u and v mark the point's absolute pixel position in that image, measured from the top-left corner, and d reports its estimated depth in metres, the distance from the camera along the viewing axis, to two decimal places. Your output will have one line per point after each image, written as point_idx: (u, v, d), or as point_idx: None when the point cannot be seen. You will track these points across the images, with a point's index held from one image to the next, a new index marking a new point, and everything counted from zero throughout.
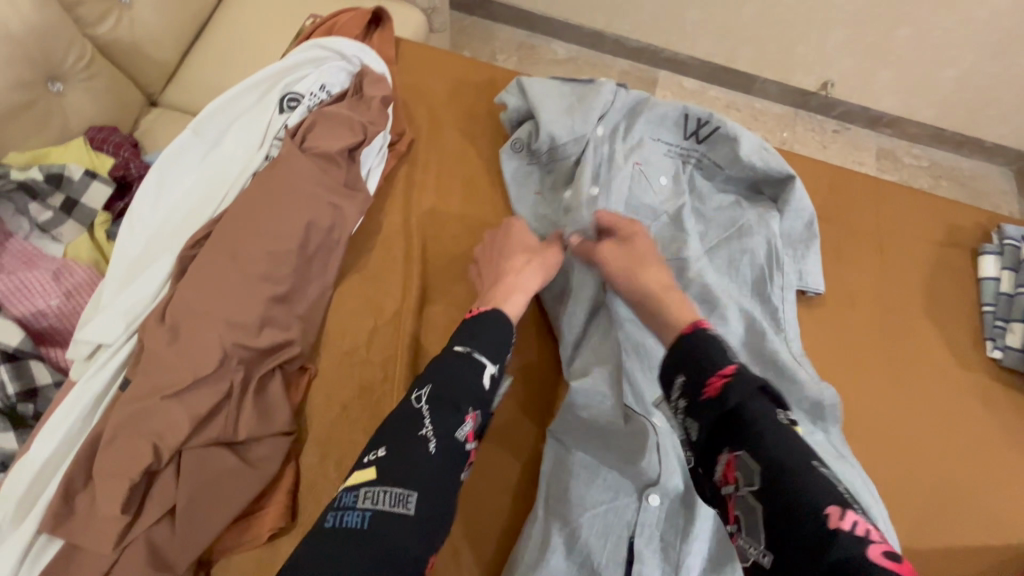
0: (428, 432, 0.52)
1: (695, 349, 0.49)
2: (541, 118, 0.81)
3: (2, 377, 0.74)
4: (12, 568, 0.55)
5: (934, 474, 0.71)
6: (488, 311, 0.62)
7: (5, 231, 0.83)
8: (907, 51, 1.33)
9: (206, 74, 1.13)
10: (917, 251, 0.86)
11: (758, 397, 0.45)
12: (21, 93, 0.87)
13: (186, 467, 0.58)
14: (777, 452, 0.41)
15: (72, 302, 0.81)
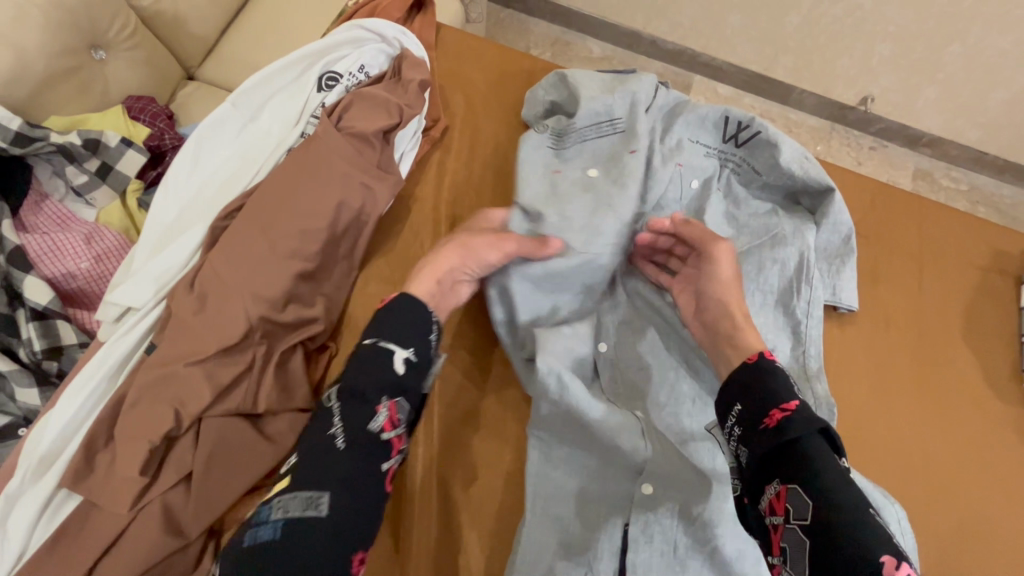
0: (336, 431, 0.52)
1: (757, 382, 0.56)
2: (580, 95, 0.81)
3: (30, 335, 0.76)
4: (32, 518, 0.56)
5: (961, 507, 0.69)
6: (396, 299, 0.61)
7: (41, 192, 0.85)
8: (957, 71, 1.28)
9: (244, 51, 1.15)
10: (956, 275, 0.83)
11: (818, 441, 0.52)
12: (65, 58, 0.88)
13: (205, 435, 0.59)
14: (836, 494, 0.48)
15: (101, 266, 0.83)
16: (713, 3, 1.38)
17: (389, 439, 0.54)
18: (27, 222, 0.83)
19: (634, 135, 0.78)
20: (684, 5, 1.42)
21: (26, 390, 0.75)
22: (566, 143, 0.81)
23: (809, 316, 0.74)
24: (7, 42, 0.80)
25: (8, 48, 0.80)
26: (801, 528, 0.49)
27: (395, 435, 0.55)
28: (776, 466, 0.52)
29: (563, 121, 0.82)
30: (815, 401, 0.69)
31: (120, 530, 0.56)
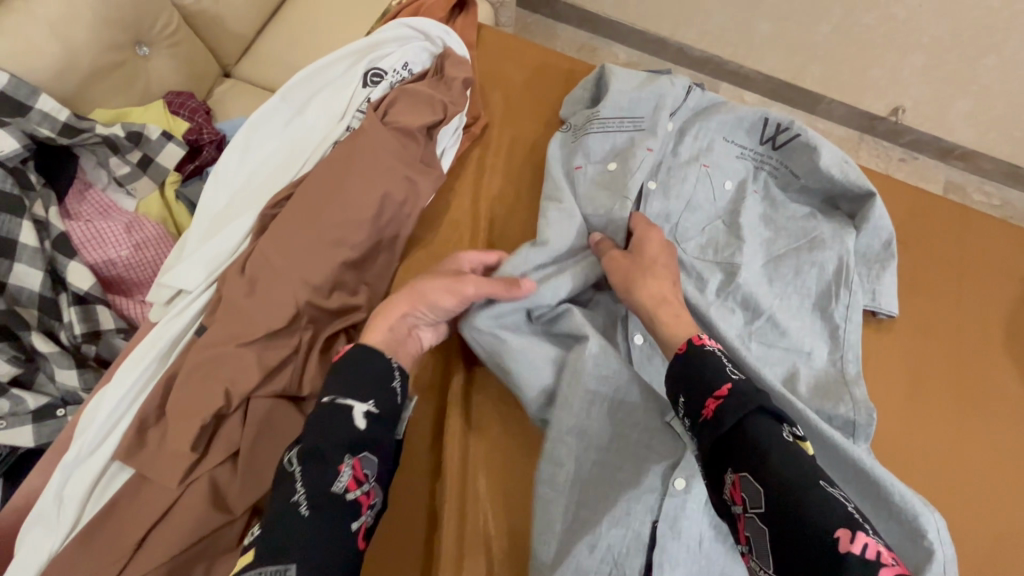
0: (298, 496, 0.49)
1: (691, 371, 0.56)
2: (612, 89, 0.83)
3: (71, 318, 0.79)
4: (87, 489, 0.58)
5: (1001, 519, 0.67)
6: (351, 349, 0.59)
7: (85, 181, 0.89)
8: (993, 83, 1.27)
9: (280, 51, 1.18)
10: (994, 286, 0.81)
11: (759, 419, 0.50)
12: (112, 54, 0.92)
13: (253, 414, 0.60)
14: (784, 471, 0.46)
15: (140, 255, 0.86)
16: (743, 11, 1.38)
17: (354, 498, 0.51)
18: (72, 210, 0.87)
19: (649, 134, 0.80)
20: (713, 12, 1.43)
21: (65, 371, 0.77)
22: (585, 131, 0.83)
23: (847, 320, 0.74)
24: (57, 37, 0.84)
25: (59, 40, 0.84)
26: (759, 515, 0.46)
27: (362, 492, 0.52)
28: (726, 455, 0.50)
29: (588, 112, 0.84)
30: (854, 404, 0.68)
31: (169, 503, 0.57)
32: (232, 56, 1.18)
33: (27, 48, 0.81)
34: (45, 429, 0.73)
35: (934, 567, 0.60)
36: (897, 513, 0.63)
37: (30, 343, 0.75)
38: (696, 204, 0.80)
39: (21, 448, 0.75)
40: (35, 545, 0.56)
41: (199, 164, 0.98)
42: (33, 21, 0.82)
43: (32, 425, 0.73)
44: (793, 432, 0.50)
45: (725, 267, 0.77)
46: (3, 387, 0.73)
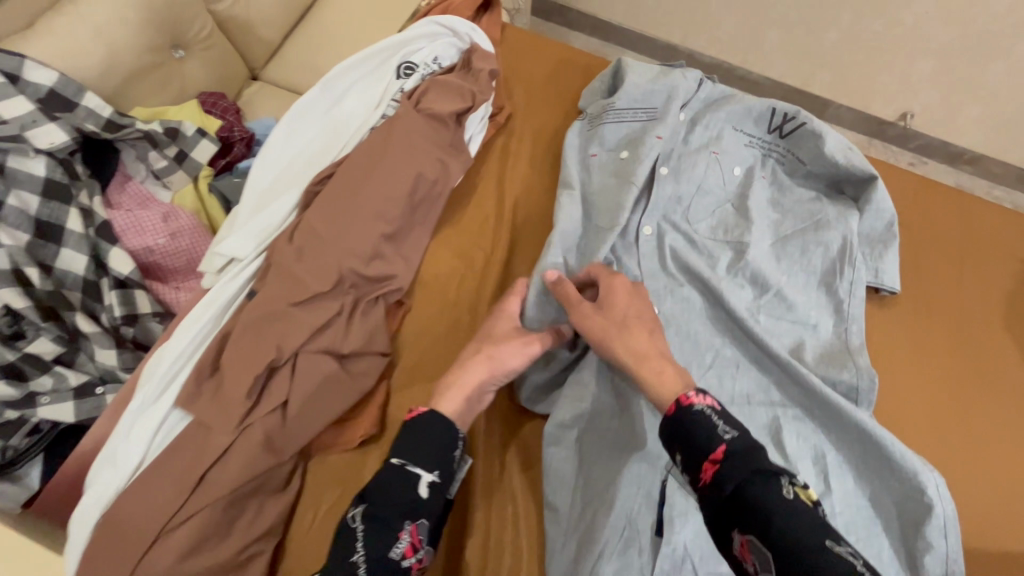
0: (358, 559, 0.50)
1: (682, 436, 0.53)
2: (627, 81, 0.89)
3: (111, 301, 0.83)
4: (151, 433, 0.64)
5: (1002, 482, 0.71)
6: (423, 413, 0.58)
7: (125, 174, 0.94)
8: (999, 88, 1.31)
9: (306, 54, 1.26)
10: (996, 267, 0.85)
11: (757, 480, 0.47)
12: (152, 55, 0.99)
13: (300, 368, 0.66)
14: (789, 536, 0.43)
15: (175, 244, 0.90)
16: (753, 19, 1.44)
17: (409, 564, 0.53)
18: (113, 201, 0.92)
19: (661, 122, 0.85)
20: (723, 20, 1.49)
21: (106, 350, 0.81)
22: (601, 120, 0.88)
23: (851, 295, 0.78)
24: (103, 39, 0.91)
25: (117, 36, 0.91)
26: None
27: (416, 557, 0.53)
28: (730, 517, 0.47)
29: (604, 103, 0.90)
30: (855, 372, 0.72)
31: (225, 448, 0.63)
32: (259, 62, 1.26)
33: (78, 48, 0.89)
34: (85, 405, 0.76)
35: (934, 522, 0.64)
36: (898, 472, 0.67)
37: (75, 322, 0.80)
38: (706, 187, 0.85)
39: (61, 428, 0.75)
40: (102, 483, 0.62)
41: (230, 160, 1.05)
42: (81, 22, 0.89)
43: (73, 400, 0.75)
44: (794, 484, 0.47)
45: (735, 246, 0.82)
46: (48, 363, 0.77)
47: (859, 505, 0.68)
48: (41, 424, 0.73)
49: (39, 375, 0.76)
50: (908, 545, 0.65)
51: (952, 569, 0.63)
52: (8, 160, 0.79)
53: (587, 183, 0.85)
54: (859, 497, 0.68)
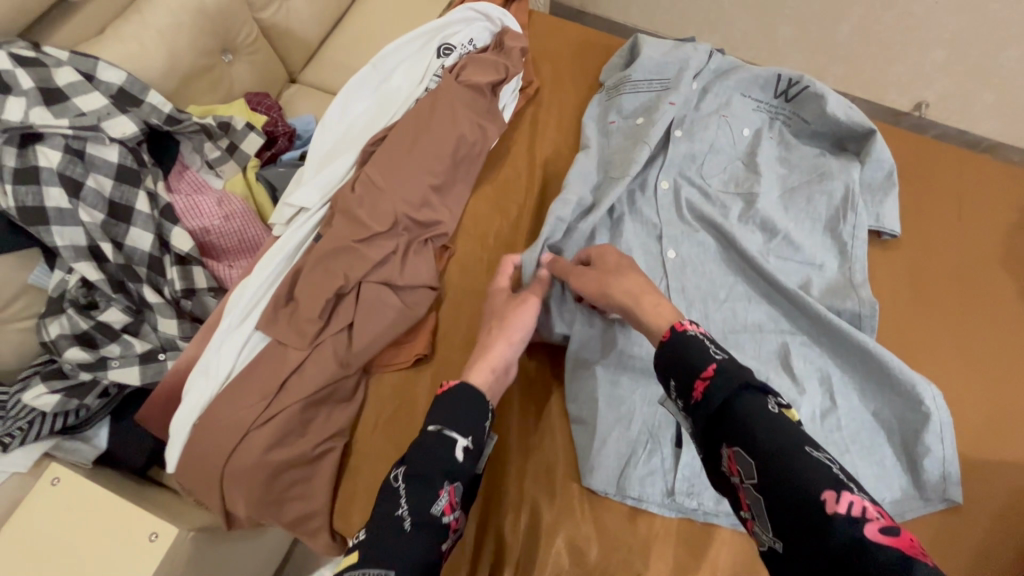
0: (403, 512, 0.50)
1: (674, 357, 0.53)
2: (643, 53, 0.98)
3: (173, 277, 0.94)
4: (237, 351, 0.75)
5: (1000, 400, 0.78)
6: (454, 386, 0.60)
7: (183, 164, 1.02)
8: (1012, 74, 1.38)
9: (344, 53, 1.34)
10: (996, 215, 0.92)
11: (745, 395, 0.47)
12: (205, 58, 1.07)
13: (363, 294, 0.76)
14: (769, 442, 0.43)
15: (229, 224, 0.99)
16: (766, 15, 1.52)
17: (449, 522, 0.52)
18: (172, 187, 1.00)
19: (674, 90, 0.94)
20: (737, 18, 1.56)
21: (167, 320, 0.92)
22: (620, 90, 0.97)
23: (854, 237, 0.85)
24: (165, 41, 1.00)
25: (190, 31, 1.03)
26: (754, 487, 0.43)
27: (452, 517, 0.53)
28: (718, 430, 0.47)
29: (621, 75, 0.99)
30: (859, 302, 0.80)
31: (301, 361, 0.73)
32: (298, 64, 1.33)
33: (141, 50, 0.97)
34: (149, 369, 0.87)
35: (931, 429, 0.71)
36: (898, 388, 0.74)
37: (141, 295, 0.91)
38: (718, 146, 0.94)
39: (127, 391, 0.91)
40: (198, 392, 0.73)
41: (274, 152, 1.14)
42: (146, 27, 0.98)
43: (138, 365, 0.86)
44: (779, 403, 0.46)
45: (745, 197, 0.90)
46: (116, 332, 0.88)
47: (864, 419, 0.75)
48: (110, 389, 0.88)
49: (108, 343, 0.87)
50: (908, 453, 0.73)
51: (948, 470, 0.70)
52: (85, 148, 0.88)
53: (608, 145, 0.94)
54: (863, 413, 0.75)
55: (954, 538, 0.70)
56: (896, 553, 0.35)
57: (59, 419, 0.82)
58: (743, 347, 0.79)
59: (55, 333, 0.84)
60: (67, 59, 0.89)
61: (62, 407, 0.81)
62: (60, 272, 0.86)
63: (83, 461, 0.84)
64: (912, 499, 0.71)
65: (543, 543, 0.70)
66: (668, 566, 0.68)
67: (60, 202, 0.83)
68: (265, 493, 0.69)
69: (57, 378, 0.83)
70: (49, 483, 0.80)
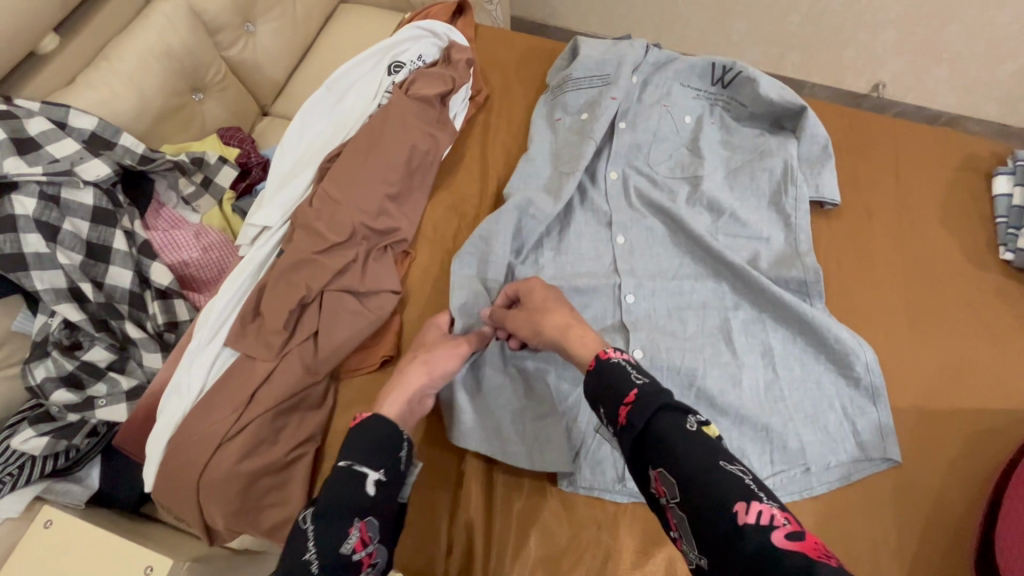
0: (311, 555, 0.50)
1: (600, 386, 0.56)
2: (582, 53, 1.02)
3: (156, 310, 0.96)
4: (208, 367, 0.77)
5: (951, 352, 0.81)
6: (369, 417, 0.60)
7: (159, 202, 1.06)
8: (960, 48, 1.42)
9: (311, 81, 1.37)
10: (933, 176, 0.96)
11: (664, 416, 0.50)
12: (172, 100, 1.10)
13: (326, 302, 0.79)
14: (687, 463, 0.46)
15: (207, 255, 1.02)
16: (717, 12, 1.56)
17: (360, 559, 0.53)
18: (149, 224, 1.03)
19: (614, 86, 0.98)
20: (691, 17, 1.60)
21: (151, 354, 0.94)
22: (563, 90, 1.02)
23: (797, 209, 0.89)
24: (133, 84, 1.03)
25: (154, 73, 1.05)
26: (680, 508, 0.46)
27: (366, 552, 0.54)
28: (644, 454, 0.50)
29: (563, 75, 1.03)
30: (804, 270, 0.83)
31: (269, 371, 0.76)
32: (268, 97, 1.35)
33: (111, 97, 1.00)
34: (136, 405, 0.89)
35: (863, 391, 0.77)
36: (834, 352, 0.78)
37: (124, 331, 0.93)
38: (662, 134, 0.97)
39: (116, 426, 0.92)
40: (172, 409, 0.75)
41: (249, 183, 1.15)
42: (113, 74, 1.01)
43: (126, 402, 0.89)
44: (698, 419, 0.50)
45: (691, 180, 0.93)
46: (101, 371, 0.90)
47: (807, 384, 0.78)
48: (99, 428, 0.90)
49: (95, 382, 0.89)
50: (848, 413, 0.76)
51: (885, 432, 0.74)
52: (59, 193, 0.90)
53: (556, 143, 0.98)
54: (807, 380, 0.78)
55: (909, 487, 0.73)
56: (801, 556, 0.39)
57: (50, 461, 0.84)
58: (687, 323, 0.83)
59: (41, 375, 0.87)
60: (39, 109, 0.93)
61: (52, 449, 0.83)
62: (42, 317, 0.88)
63: (76, 502, 0.86)
64: (859, 461, 0.74)
65: (513, 532, 0.72)
66: (636, 538, 0.70)
67: (38, 247, 0.86)
68: (240, 503, 0.71)
69: (46, 421, 0.85)
70: (42, 525, 0.80)
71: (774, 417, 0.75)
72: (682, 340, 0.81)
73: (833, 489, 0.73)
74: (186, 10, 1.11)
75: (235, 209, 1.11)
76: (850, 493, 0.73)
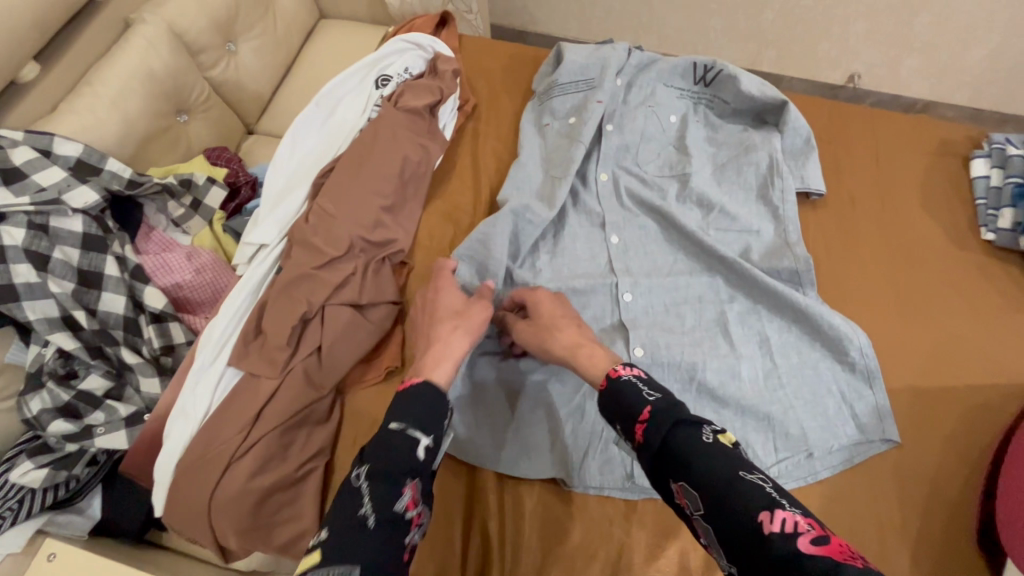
0: (366, 510, 0.49)
1: (614, 404, 0.58)
2: (566, 58, 1.04)
3: (151, 335, 0.95)
4: (212, 389, 0.77)
5: (942, 331, 0.83)
6: (418, 383, 0.60)
7: (149, 226, 1.05)
8: (930, 37, 1.46)
9: (297, 97, 1.37)
10: (913, 162, 0.98)
11: (680, 431, 0.51)
12: (158, 122, 1.10)
13: (327, 316, 0.80)
14: (708, 474, 0.47)
15: (201, 276, 1.01)
16: (693, 13, 1.59)
17: (412, 518, 0.52)
18: (141, 248, 1.02)
19: (599, 90, 0.99)
20: (668, 18, 1.63)
21: (149, 379, 0.93)
22: (550, 95, 1.03)
23: (784, 201, 0.91)
24: (119, 109, 1.03)
25: (140, 97, 1.05)
26: (704, 518, 0.47)
27: (417, 512, 0.53)
28: (666, 467, 0.51)
29: (548, 81, 1.04)
30: (795, 260, 0.85)
31: (275, 388, 0.76)
32: (253, 115, 1.36)
33: (97, 122, 1.00)
34: (135, 431, 0.89)
35: (859, 376, 0.79)
36: (829, 337, 0.80)
37: (120, 357, 0.93)
38: (649, 134, 0.99)
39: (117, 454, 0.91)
40: (177, 432, 0.75)
41: (239, 203, 1.15)
42: (97, 98, 1.01)
43: (125, 429, 0.89)
44: (713, 429, 0.51)
45: (679, 178, 0.95)
46: (99, 399, 0.90)
47: (805, 370, 0.79)
48: (100, 455, 0.89)
49: (92, 410, 0.89)
50: (847, 398, 0.78)
51: (883, 415, 0.76)
52: (48, 221, 0.90)
53: (546, 147, 1.00)
54: (805, 367, 0.80)
55: (911, 465, 0.75)
56: (826, 559, 0.40)
57: (50, 493, 0.83)
58: (684, 317, 0.85)
59: (37, 408, 0.86)
60: (23, 139, 0.92)
61: (52, 480, 0.82)
62: (36, 348, 0.88)
63: (77, 533, 0.86)
64: (860, 443, 0.76)
65: (528, 535, 0.72)
66: (648, 532, 0.71)
67: (27, 276, 0.86)
68: (253, 520, 0.71)
69: (44, 453, 0.85)
70: (47, 558, 0.78)
71: (774, 406, 0.76)
72: (681, 336, 0.82)
73: (837, 473, 0.75)
74: (169, 33, 1.11)
75: (226, 228, 1.11)
76: (856, 478, 0.74)
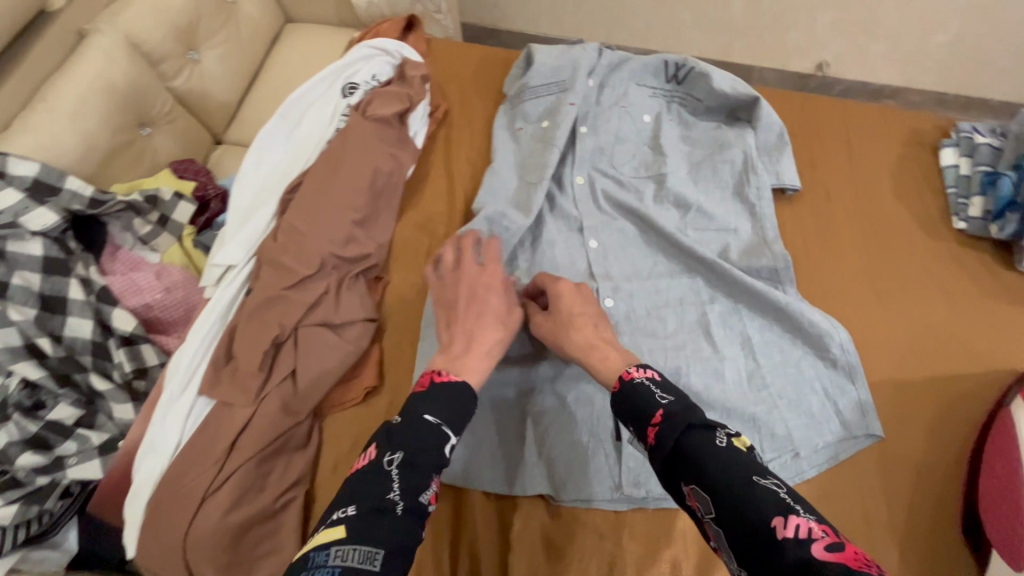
0: (395, 493, 0.47)
1: (627, 406, 0.57)
2: (536, 60, 1.02)
3: (122, 359, 0.90)
4: (183, 421, 0.74)
5: (920, 321, 0.84)
6: (457, 381, 0.58)
7: (115, 244, 0.99)
8: (895, 25, 1.48)
9: (264, 105, 1.33)
10: (885, 152, 0.99)
11: (694, 434, 0.50)
12: (118, 136, 1.04)
13: (301, 339, 0.77)
14: (720, 478, 0.46)
15: (171, 295, 0.97)
16: (663, 7, 1.58)
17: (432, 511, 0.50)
18: (106, 270, 0.97)
19: (571, 91, 0.98)
20: (639, 12, 1.62)
21: (122, 405, 0.89)
22: (522, 99, 1.01)
23: (760, 198, 0.91)
24: (76, 124, 0.97)
25: (97, 111, 1.00)
26: (714, 523, 0.46)
27: None
28: (677, 470, 0.50)
29: (519, 84, 1.03)
30: (773, 258, 0.85)
31: (248, 417, 0.73)
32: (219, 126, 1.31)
33: (52, 137, 0.94)
34: (110, 459, 0.85)
35: (840, 371, 0.79)
36: (809, 334, 0.80)
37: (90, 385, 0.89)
38: (623, 135, 0.98)
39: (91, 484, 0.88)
40: (147, 468, 0.72)
41: (208, 217, 1.10)
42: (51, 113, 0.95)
43: (99, 456, 0.84)
44: (727, 433, 0.50)
45: (656, 178, 0.94)
46: (70, 428, 0.85)
47: (788, 369, 0.79)
48: (73, 487, 0.86)
49: (63, 441, 0.84)
50: (830, 395, 0.78)
51: (866, 410, 0.76)
52: (4, 245, 0.85)
53: (520, 152, 0.98)
54: (787, 365, 0.80)
55: (896, 458, 0.75)
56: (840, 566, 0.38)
57: (22, 530, 0.79)
58: (666, 320, 0.84)
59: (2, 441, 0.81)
60: None
61: (23, 516, 0.79)
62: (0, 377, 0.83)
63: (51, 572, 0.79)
64: (845, 440, 0.76)
65: (517, 552, 0.71)
66: (637, 543, 0.71)
67: None
68: (231, 556, 0.68)
69: (12, 488, 0.80)
70: None
71: (758, 408, 0.76)
72: (663, 340, 0.81)
73: (823, 471, 0.75)
74: (126, 43, 1.06)
75: (196, 244, 1.05)
76: (841, 474, 0.74)
